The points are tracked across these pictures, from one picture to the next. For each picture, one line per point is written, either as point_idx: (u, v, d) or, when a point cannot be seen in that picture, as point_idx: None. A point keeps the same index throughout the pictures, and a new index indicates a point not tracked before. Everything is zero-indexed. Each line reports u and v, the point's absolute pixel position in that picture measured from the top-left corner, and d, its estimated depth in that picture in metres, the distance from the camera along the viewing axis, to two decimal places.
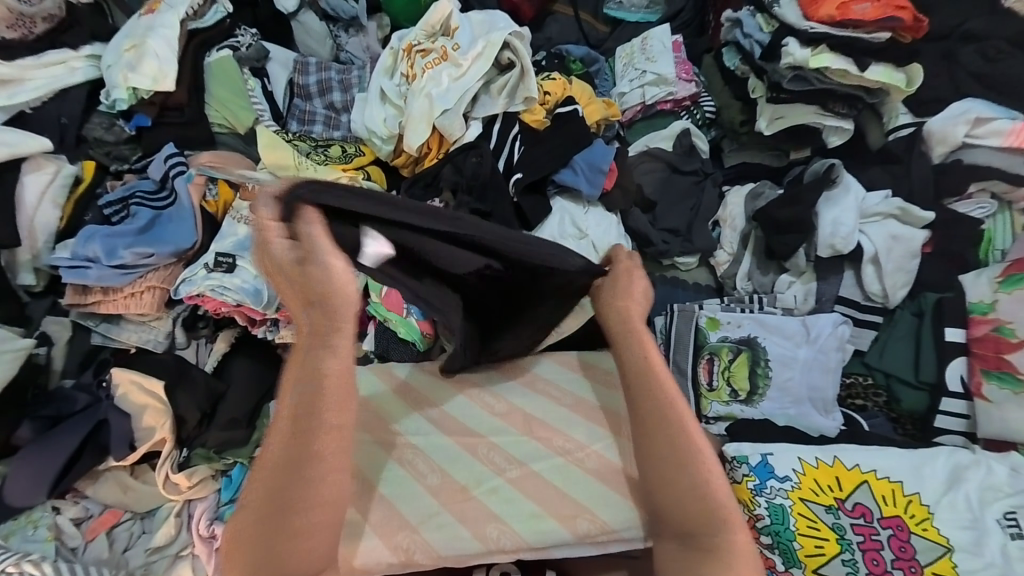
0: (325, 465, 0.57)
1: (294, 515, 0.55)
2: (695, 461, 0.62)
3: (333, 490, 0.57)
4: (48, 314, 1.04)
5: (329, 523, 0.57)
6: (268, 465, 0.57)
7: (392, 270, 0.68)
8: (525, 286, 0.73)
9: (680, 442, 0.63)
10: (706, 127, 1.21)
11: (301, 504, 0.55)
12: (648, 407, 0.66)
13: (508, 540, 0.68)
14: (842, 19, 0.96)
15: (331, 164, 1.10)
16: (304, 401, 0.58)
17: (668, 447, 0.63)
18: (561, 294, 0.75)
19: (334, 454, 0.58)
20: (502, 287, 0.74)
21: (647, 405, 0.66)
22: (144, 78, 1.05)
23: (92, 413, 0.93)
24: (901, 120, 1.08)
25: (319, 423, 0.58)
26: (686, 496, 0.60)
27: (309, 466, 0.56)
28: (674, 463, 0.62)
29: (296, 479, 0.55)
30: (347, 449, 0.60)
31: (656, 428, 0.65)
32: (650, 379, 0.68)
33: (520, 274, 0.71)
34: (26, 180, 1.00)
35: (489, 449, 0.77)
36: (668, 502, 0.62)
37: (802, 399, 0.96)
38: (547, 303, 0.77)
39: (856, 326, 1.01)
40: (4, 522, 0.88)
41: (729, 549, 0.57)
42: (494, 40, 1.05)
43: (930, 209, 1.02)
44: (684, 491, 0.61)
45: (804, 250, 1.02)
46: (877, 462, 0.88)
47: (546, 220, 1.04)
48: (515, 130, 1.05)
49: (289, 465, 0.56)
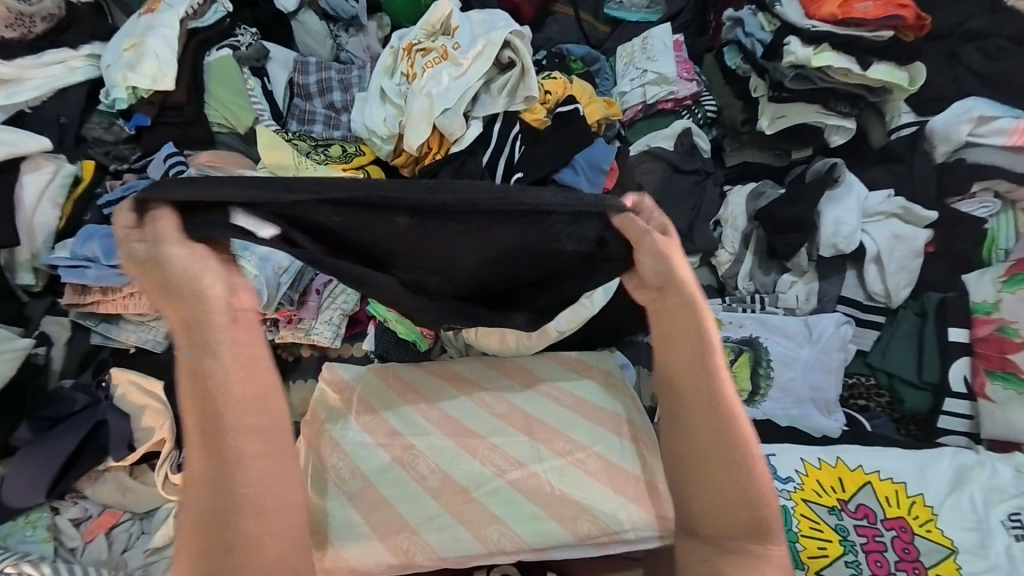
0: (245, 474, 0.56)
1: (233, 530, 0.55)
2: (737, 465, 0.60)
3: (265, 500, 0.57)
4: (48, 314, 1.03)
5: (282, 530, 0.57)
6: (197, 488, 0.56)
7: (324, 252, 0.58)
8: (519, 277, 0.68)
9: (724, 445, 0.61)
10: (707, 127, 1.20)
11: (238, 519, 0.55)
12: (690, 405, 0.63)
13: (509, 541, 0.68)
14: (844, 18, 0.96)
15: (331, 164, 1.10)
16: (206, 416, 0.56)
17: (708, 451, 0.62)
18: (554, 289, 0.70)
19: (256, 464, 0.57)
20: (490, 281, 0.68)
21: (689, 403, 0.63)
22: (144, 77, 1.05)
23: (90, 414, 0.92)
24: (903, 119, 1.08)
25: (229, 437, 0.57)
26: (723, 505, 0.60)
27: (231, 482, 0.56)
28: (713, 466, 0.61)
29: (222, 493, 0.55)
30: (270, 456, 0.58)
31: (698, 428, 0.62)
32: (695, 376, 0.63)
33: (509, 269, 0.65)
34: (25, 179, 1.00)
35: (489, 449, 0.76)
36: (699, 503, 0.61)
37: (804, 400, 0.95)
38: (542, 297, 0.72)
39: (859, 326, 1.00)
40: (3, 522, 0.87)
41: (764, 557, 0.58)
42: (495, 39, 1.05)
43: (933, 208, 1.02)
44: (723, 495, 0.60)
45: (806, 250, 1.01)
46: (879, 463, 0.88)
47: None
48: (515, 129, 1.05)
49: (212, 483, 0.56)
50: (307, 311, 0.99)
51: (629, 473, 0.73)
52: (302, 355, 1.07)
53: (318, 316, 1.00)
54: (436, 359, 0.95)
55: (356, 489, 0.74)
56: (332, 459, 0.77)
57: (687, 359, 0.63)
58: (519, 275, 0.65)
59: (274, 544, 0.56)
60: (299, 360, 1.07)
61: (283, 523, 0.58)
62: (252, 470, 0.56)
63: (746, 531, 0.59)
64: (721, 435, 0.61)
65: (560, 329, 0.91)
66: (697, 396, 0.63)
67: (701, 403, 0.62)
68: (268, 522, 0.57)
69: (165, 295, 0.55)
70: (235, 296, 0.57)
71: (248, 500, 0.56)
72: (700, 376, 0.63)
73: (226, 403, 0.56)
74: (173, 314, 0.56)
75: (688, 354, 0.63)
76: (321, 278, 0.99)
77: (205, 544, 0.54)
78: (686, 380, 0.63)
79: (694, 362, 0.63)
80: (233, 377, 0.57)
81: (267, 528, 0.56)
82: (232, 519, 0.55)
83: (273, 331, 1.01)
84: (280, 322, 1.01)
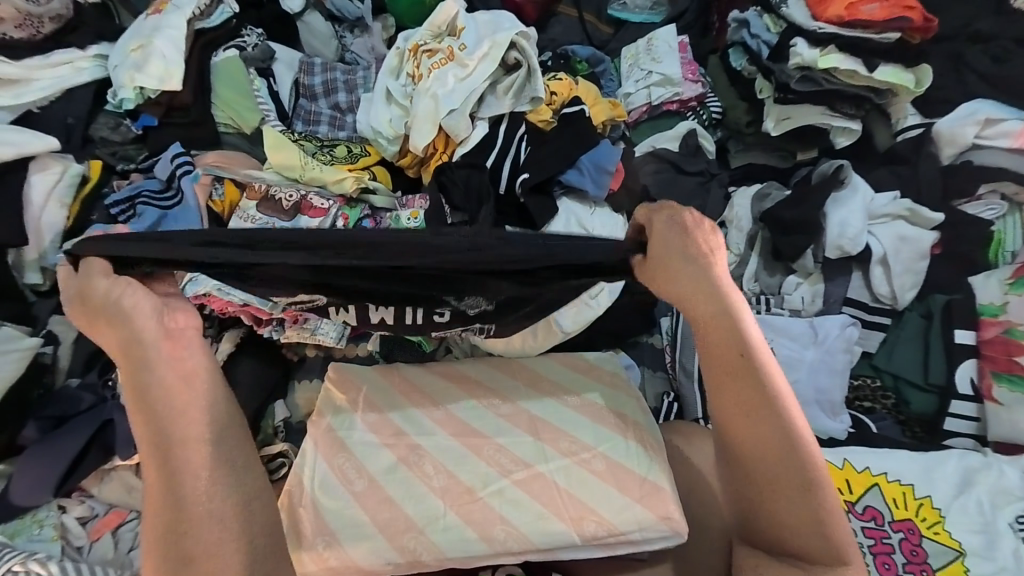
0: (194, 477, 0.62)
1: (191, 530, 0.60)
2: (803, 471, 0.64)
3: (217, 498, 0.62)
4: (54, 314, 1.03)
5: (235, 527, 0.62)
6: (155, 496, 0.61)
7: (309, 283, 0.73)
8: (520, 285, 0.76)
9: (789, 458, 0.64)
10: (713, 128, 1.20)
11: (188, 523, 0.60)
12: (750, 421, 0.65)
13: (515, 542, 0.69)
14: (851, 19, 0.97)
15: (337, 164, 1.09)
16: (155, 431, 0.62)
17: (774, 464, 0.64)
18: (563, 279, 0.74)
19: (201, 466, 0.62)
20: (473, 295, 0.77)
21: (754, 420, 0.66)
22: (151, 78, 1.06)
23: (97, 413, 0.92)
24: (909, 121, 1.07)
25: (179, 441, 0.62)
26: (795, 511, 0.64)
27: (185, 485, 0.61)
28: (777, 480, 0.64)
29: (172, 502, 0.61)
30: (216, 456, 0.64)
31: (754, 445, 0.65)
32: (752, 391, 0.65)
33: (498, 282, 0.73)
34: (32, 179, 1.00)
35: (495, 450, 0.76)
36: (768, 519, 0.65)
37: (809, 402, 0.93)
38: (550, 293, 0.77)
39: (866, 328, 0.99)
40: (11, 520, 0.88)
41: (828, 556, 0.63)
42: (500, 40, 1.05)
43: (939, 209, 1.01)
44: (792, 505, 0.64)
45: (812, 251, 1.00)
46: (888, 465, 0.87)
47: (552, 221, 1.03)
48: (521, 130, 1.05)
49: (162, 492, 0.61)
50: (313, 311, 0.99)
51: (635, 474, 0.72)
52: (307, 355, 1.09)
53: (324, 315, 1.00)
54: (441, 360, 0.96)
55: (361, 490, 0.74)
56: (338, 459, 0.77)
57: (743, 375, 0.65)
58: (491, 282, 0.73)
59: (225, 552, 0.60)
60: (304, 360, 1.10)
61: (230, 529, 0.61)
62: (194, 475, 0.62)
63: (818, 539, 0.63)
64: (783, 448, 0.64)
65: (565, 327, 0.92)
66: (757, 412, 0.65)
67: (763, 419, 0.65)
68: (212, 530, 0.60)
69: (94, 323, 0.64)
70: (169, 318, 0.66)
71: (192, 507, 0.61)
72: (757, 393, 0.65)
73: (164, 412, 0.63)
74: (108, 344, 0.65)
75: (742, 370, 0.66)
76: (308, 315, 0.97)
77: (159, 551, 0.59)
78: (741, 397, 0.65)
79: (747, 376, 0.65)
80: (171, 390, 0.63)
81: (212, 534, 0.60)
82: (182, 527, 0.60)
83: (279, 331, 1.01)
84: (286, 323, 1.01)
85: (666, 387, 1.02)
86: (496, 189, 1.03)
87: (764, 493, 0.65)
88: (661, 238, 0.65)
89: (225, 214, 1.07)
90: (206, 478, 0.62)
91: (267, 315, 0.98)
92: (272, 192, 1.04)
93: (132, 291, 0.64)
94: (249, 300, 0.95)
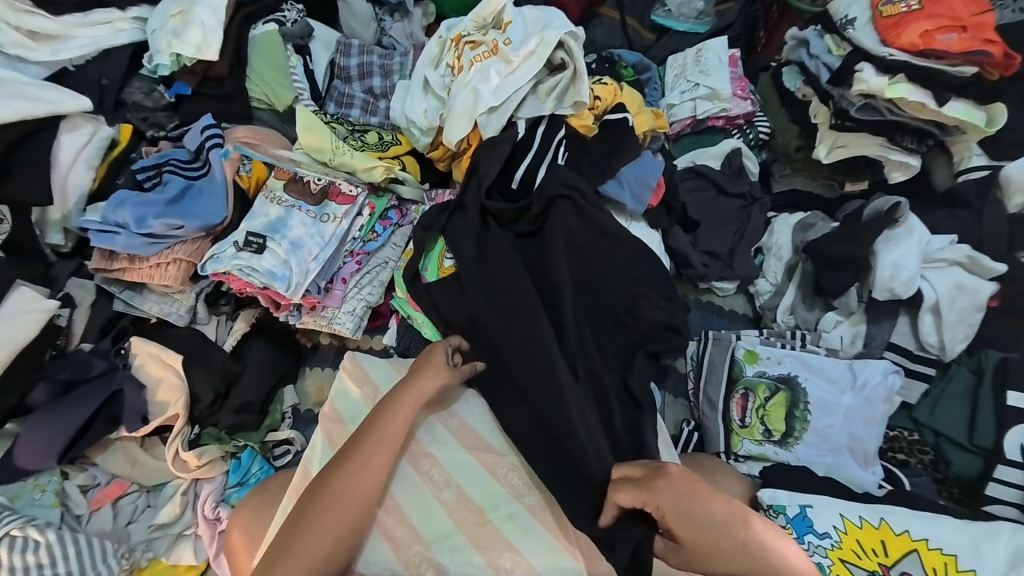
0: (301, 535, 0.72)
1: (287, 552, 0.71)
2: (737, 532, 0.67)
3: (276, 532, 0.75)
4: (73, 277, 1.05)
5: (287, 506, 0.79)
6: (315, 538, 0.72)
7: (478, 244, 0.95)
8: (557, 208, 0.93)
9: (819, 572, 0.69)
10: (758, 149, 1.17)
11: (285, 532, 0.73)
12: (704, 501, 0.68)
13: (521, 571, 0.76)
14: (926, 49, 0.93)
15: (367, 151, 1.08)
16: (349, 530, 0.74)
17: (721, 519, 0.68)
18: (642, 265, 0.92)
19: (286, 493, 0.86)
20: (564, 230, 0.93)
21: (692, 524, 0.67)
22: (189, 46, 1.04)
23: (107, 383, 0.98)
24: (974, 162, 1.02)
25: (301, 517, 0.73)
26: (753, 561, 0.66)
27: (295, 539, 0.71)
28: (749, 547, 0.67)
29: (286, 535, 0.72)
30: (294, 521, 0.73)
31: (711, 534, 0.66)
32: (684, 479, 0.70)
33: (566, 216, 0.93)
34: (61, 139, 1.00)
35: (508, 469, 0.83)
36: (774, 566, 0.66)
37: (841, 448, 0.88)
38: (601, 241, 0.93)
39: (907, 377, 0.94)
40: (14, 482, 0.93)
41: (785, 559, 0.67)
42: (549, 38, 0.99)
43: (1002, 261, 0.95)
44: (773, 551, 0.67)
45: (856, 290, 0.97)
46: (930, 532, 0.77)
47: (643, 303, 0.90)
48: (561, 133, 1.00)
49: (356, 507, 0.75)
50: (331, 300, 0.99)
51: None
52: (321, 343, 1.08)
53: (341, 306, 1.00)
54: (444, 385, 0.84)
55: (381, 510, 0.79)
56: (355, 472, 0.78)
57: (675, 523, 0.67)
58: (555, 231, 0.93)
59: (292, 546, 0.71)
60: (317, 347, 1.09)
61: (331, 542, 0.73)
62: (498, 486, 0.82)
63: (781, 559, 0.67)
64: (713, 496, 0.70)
65: (592, 320, 0.91)
66: (703, 517, 0.67)
67: (766, 535, 0.69)
68: (333, 552, 0.72)
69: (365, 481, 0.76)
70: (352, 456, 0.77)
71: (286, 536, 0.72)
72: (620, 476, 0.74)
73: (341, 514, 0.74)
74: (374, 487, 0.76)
75: (693, 495, 0.68)
76: (335, 294, 1.00)
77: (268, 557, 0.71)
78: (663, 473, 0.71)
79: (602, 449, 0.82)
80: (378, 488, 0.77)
81: (324, 561, 0.72)
82: (292, 529, 0.72)
83: (296, 317, 1.00)
84: (305, 309, 1.01)
85: (687, 414, 0.99)
86: (508, 187, 0.99)
87: (745, 549, 0.66)
88: (587, 344, 0.88)
89: (252, 191, 1.05)
90: (383, 437, 0.78)
91: (285, 299, 0.97)
92: (301, 174, 1.03)
93: (437, 376, 0.83)
94: (268, 284, 0.95)
